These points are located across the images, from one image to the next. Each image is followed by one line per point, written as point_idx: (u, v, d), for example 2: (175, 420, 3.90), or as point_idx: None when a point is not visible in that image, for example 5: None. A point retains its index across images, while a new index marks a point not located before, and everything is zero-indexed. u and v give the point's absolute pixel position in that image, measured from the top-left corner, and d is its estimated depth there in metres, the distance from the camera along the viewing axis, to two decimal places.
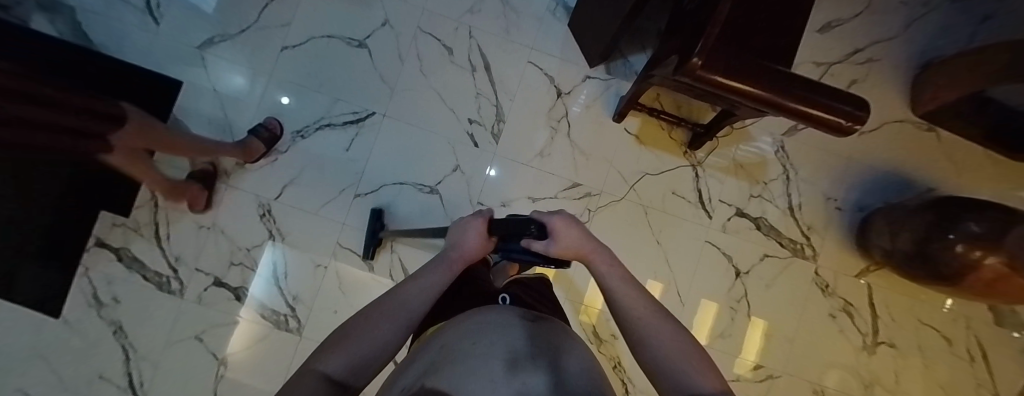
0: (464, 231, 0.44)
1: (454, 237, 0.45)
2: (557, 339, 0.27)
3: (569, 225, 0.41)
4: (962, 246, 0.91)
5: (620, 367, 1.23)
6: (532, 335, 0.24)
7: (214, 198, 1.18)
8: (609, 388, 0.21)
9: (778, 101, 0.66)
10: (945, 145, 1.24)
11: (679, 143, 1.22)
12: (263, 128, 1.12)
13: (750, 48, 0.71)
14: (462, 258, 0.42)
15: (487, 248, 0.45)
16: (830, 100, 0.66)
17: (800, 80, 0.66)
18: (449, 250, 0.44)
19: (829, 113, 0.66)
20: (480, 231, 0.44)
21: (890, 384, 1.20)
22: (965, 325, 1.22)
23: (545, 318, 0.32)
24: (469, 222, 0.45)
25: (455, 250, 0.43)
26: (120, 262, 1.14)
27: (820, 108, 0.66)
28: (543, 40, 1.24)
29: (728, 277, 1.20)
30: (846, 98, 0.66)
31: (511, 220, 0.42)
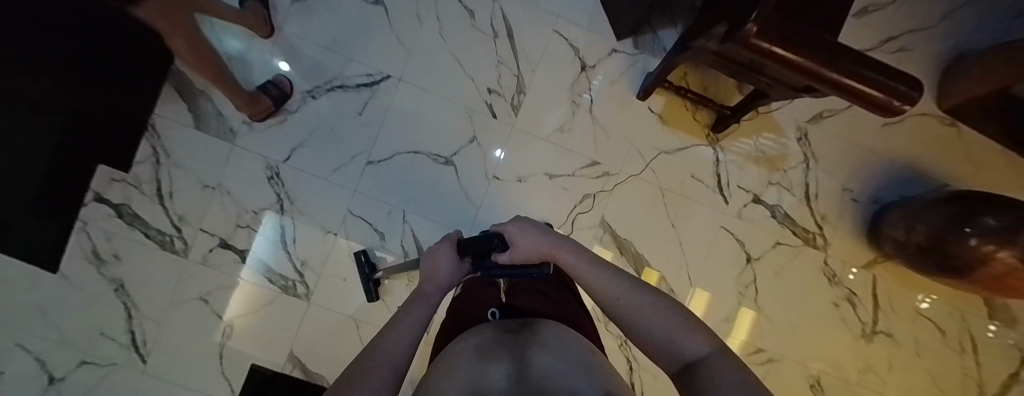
0: (436, 259, 0.50)
1: (429, 267, 0.50)
2: (531, 336, 0.36)
3: (522, 233, 0.47)
4: (975, 240, 0.91)
5: (626, 346, 1.25)
6: (509, 345, 0.32)
7: (218, 158, 1.13)
8: (572, 363, 0.30)
9: (824, 76, 0.63)
10: (965, 142, 1.24)
11: (702, 125, 1.20)
12: (273, 86, 1.08)
13: (804, 16, 0.66)
14: (433, 284, 0.48)
15: (460, 271, 0.52)
16: (884, 78, 0.63)
17: (852, 54, 0.63)
18: (425, 283, 0.48)
19: (879, 91, 0.63)
20: (450, 250, 0.51)
21: (882, 371, 1.25)
22: (959, 318, 1.26)
23: (528, 324, 0.41)
24: (440, 247, 0.52)
25: (431, 282, 0.48)
26: (120, 218, 1.11)
27: (871, 85, 0.63)
28: (569, 8, 1.18)
29: (740, 262, 1.21)
30: (900, 76, 0.63)
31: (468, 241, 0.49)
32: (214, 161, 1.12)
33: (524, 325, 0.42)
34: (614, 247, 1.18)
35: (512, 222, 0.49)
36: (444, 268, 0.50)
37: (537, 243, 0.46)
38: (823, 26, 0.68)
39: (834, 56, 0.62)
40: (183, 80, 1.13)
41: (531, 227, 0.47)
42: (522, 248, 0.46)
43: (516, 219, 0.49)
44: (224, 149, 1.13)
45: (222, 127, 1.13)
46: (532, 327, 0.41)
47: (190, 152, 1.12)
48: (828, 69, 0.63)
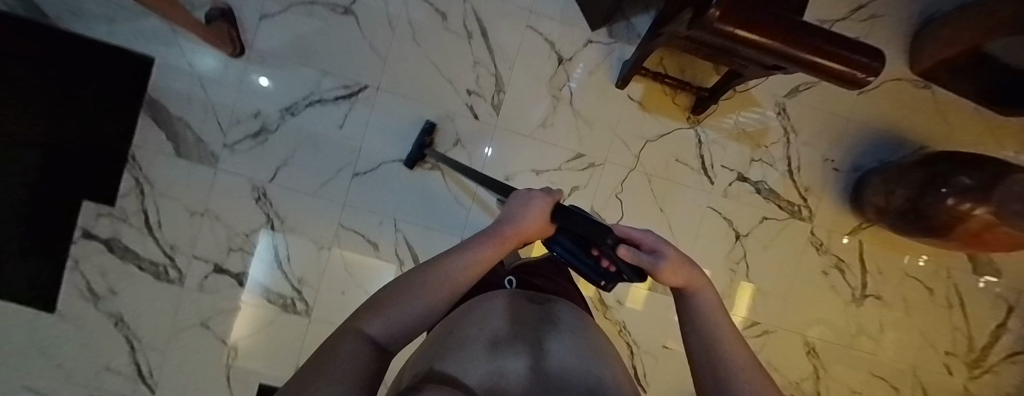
0: (526, 205, 0.45)
1: (515, 210, 0.45)
2: (544, 319, 0.35)
3: (667, 255, 0.41)
4: (953, 199, 0.95)
5: (625, 331, 1.28)
6: (520, 324, 0.31)
7: (203, 184, 1.12)
8: (598, 364, 0.27)
9: (792, 54, 0.64)
10: (939, 103, 1.26)
11: (682, 108, 1.20)
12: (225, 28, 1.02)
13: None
14: (515, 232, 0.43)
15: (540, 233, 0.46)
16: (850, 52, 0.64)
17: (820, 32, 0.64)
18: (505, 222, 0.44)
19: (845, 65, 0.65)
20: (546, 206, 0.46)
21: (874, 332, 1.29)
22: (945, 275, 1.29)
23: (550, 302, 0.42)
24: (534, 198, 0.46)
25: (511, 225, 0.43)
26: (112, 253, 1.10)
27: (836, 60, 0.64)
28: (542, 2, 1.17)
29: (729, 240, 1.24)
30: (862, 49, 0.65)
31: (596, 223, 0.45)
32: (200, 188, 1.12)
33: (546, 300, 0.43)
34: None
35: (655, 235, 0.44)
36: (532, 223, 0.45)
37: (675, 270, 0.40)
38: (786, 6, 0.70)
39: (806, 34, 0.63)
40: (158, 107, 1.09)
41: (682, 261, 0.41)
42: (651, 268, 0.40)
43: (671, 245, 0.43)
44: (208, 173, 1.12)
45: (203, 152, 1.11)
46: (551, 309, 0.39)
47: (173, 180, 1.11)
48: (800, 49, 0.64)
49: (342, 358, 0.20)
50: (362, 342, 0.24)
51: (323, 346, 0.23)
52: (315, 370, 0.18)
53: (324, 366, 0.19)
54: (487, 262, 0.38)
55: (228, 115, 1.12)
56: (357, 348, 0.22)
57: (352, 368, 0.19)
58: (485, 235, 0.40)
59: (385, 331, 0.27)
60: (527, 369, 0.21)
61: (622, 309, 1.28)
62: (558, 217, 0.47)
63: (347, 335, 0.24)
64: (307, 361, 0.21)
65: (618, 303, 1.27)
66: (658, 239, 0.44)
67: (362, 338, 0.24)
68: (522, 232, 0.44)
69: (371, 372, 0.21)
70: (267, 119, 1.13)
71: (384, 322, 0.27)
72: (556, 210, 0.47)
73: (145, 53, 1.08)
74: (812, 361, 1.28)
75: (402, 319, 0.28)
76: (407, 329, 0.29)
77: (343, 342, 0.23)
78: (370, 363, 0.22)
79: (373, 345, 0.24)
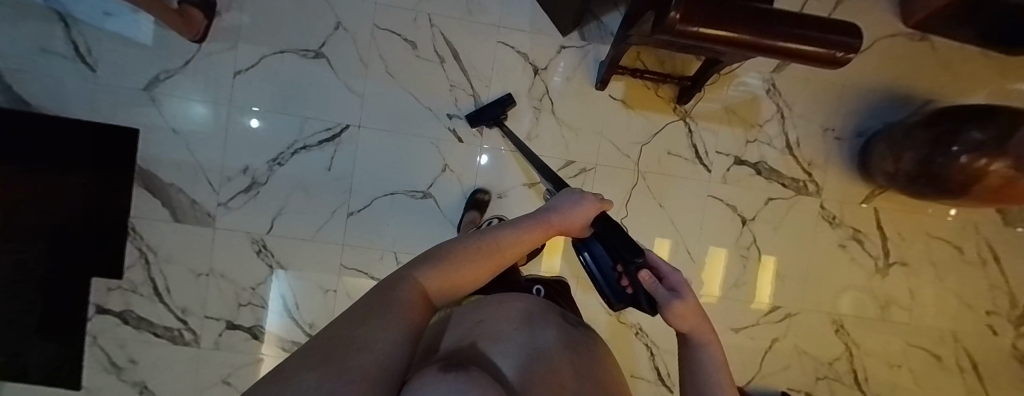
0: (576, 203, 0.55)
1: (563, 206, 0.54)
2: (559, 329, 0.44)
3: (683, 296, 0.49)
4: (966, 157, 0.90)
5: (642, 333, 1.24)
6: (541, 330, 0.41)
7: (203, 246, 1.14)
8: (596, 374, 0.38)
9: (763, 44, 0.63)
10: (940, 54, 1.19)
11: (667, 100, 1.17)
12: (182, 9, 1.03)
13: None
14: (554, 225, 0.52)
15: (580, 232, 0.56)
16: (825, 36, 0.63)
17: (789, 19, 0.63)
18: (554, 210, 0.54)
19: (819, 46, 0.63)
20: (593, 211, 0.55)
21: (905, 301, 1.23)
22: (974, 232, 1.22)
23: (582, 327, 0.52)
24: (586, 200, 0.56)
25: (559, 215, 0.53)
26: (127, 324, 1.13)
27: (809, 43, 0.63)
28: (508, 16, 1.15)
29: (736, 226, 1.20)
30: (836, 27, 0.63)
31: (630, 241, 0.50)
32: (201, 248, 1.14)
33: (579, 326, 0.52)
34: None
35: (681, 276, 0.51)
36: (574, 221, 0.54)
37: (687, 312, 0.48)
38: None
39: (779, 23, 0.62)
40: (150, 176, 1.12)
41: (694, 306, 0.49)
42: (666, 304, 0.48)
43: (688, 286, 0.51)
44: (206, 234, 1.14)
45: (199, 214, 1.13)
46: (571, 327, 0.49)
47: (173, 245, 1.13)
48: (774, 38, 0.62)
49: (396, 301, 0.30)
50: (412, 288, 0.33)
51: (388, 281, 0.34)
52: (378, 307, 0.28)
53: (384, 303, 0.29)
54: (521, 246, 0.47)
55: (218, 175, 1.13)
56: (408, 293, 0.32)
57: (401, 310, 0.29)
58: (529, 221, 0.50)
59: (431, 285, 0.37)
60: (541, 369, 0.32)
61: (636, 311, 1.24)
62: (597, 224, 0.55)
63: (406, 278, 0.35)
64: (376, 290, 0.32)
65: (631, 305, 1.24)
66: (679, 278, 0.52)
67: (414, 285, 0.34)
68: (562, 225, 0.53)
69: (413, 314, 0.30)
70: (256, 173, 1.14)
71: (433, 277, 0.37)
72: (598, 218, 0.56)
73: (128, 125, 1.11)
74: (842, 339, 1.23)
75: (447, 277, 0.38)
76: (446, 287, 0.38)
77: (401, 285, 0.33)
78: (414, 308, 0.31)
79: (420, 291, 0.34)
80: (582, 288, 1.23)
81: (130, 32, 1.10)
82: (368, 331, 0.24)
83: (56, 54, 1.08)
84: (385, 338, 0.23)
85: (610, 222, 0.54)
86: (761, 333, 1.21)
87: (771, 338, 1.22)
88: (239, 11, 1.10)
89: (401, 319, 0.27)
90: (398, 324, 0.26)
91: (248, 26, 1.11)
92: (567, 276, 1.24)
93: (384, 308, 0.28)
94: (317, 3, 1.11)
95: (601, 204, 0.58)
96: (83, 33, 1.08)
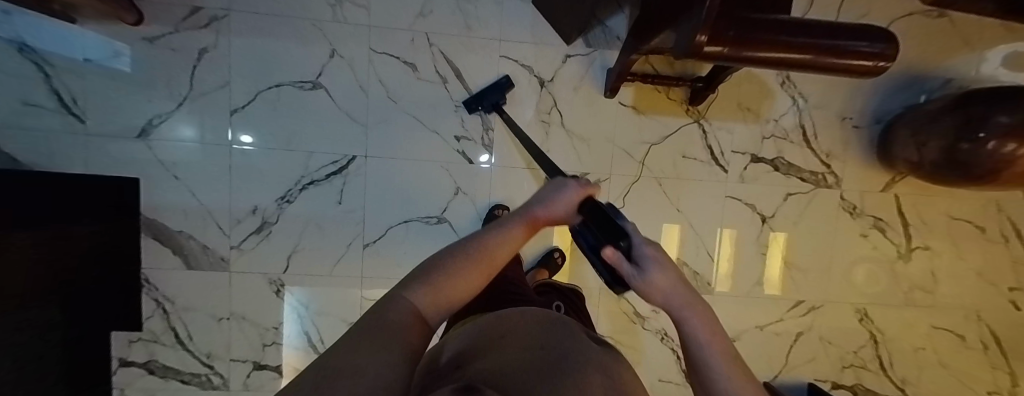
0: (560, 189, 0.45)
1: (547, 193, 0.45)
2: (571, 329, 0.41)
3: (660, 274, 0.32)
4: (994, 142, 0.87)
5: (667, 337, 1.25)
6: (553, 330, 0.39)
7: (221, 290, 1.13)
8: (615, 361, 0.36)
9: (788, 61, 0.65)
10: (959, 30, 1.15)
11: (679, 102, 1.14)
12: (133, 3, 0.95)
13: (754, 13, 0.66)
14: (543, 217, 0.43)
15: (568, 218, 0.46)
16: (856, 45, 0.63)
17: (828, 28, 0.63)
18: (539, 198, 0.45)
19: (851, 58, 0.64)
20: (577, 199, 0.44)
21: (928, 284, 1.22)
22: (995, 209, 1.21)
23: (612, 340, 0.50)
24: (569, 185, 0.45)
25: (544, 206, 0.43)
26: (153, 374, 1.14)
27: (842, 55, 0.64)
28: (509, 26, 1.11)
29: (755, 225, 1.18)
30: (875, 37, 0.64)
31: (608, 219, 0.39)
32: (218, 293, 1.13)
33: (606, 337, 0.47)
34: None
35: (664, 253, 0.35)
36: (561, 208, 0.44)
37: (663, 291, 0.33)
38: (762, 10, 0.69)
39: (814, 35, 0.62)
40: (158, 226, 1.10)
41: (673, 280, 0.33)
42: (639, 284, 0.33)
43: (664, 259, 0.34)
44: (222, 277, 1.12)
45: (212, 259, 1.12)
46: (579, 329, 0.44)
47: (191, 293, 1.12)
48: (806, 53, 0.63)
49: (387, 328, 0.26)
50: (405, 311, 0.30)
51: (379, 305, 0.31)
52: (366, 336, 0.25)
53: (374, 332, 0.25)
54: (512, 244, 0.41)
55: (226, 218, 1.11)
56: (398, 317, 0.28)
57: (394, 335, 0.25)
58: (515, 216, 0.43)
59: (426, 304, 0.32)
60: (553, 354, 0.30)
61: (661, 317, 1.24)
62: (584, 209, 0.44)
63: (395, 302, 0.31)
64: (364, 318, 0.28)
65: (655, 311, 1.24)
66: (657, 249, 0.35)
67: (406, 307, 0.31)
68: (546, 217, 0.44)
69: (408, 337, 0.26)
70: (266, 212, 1.12)
71: (425, 295, 0.33)
72: (587, 204, 0.44)
73: (128, 175, 1.07)
74: (866, 327, 1.23)
75: (441, 291, 0.34)
76: (443, 303, 0.34)
77: (391, 309, 0.30)
78: (408, 332, 0.27)
79: (414, 313, 0.31)
80: (604, 298, 1.22)
81: (115, 77, 1.04)
82: (359, 357, 0.21)
83: (39, 107, 1.02)
84: (382, 362, 0.20)
85: (598, 205, 0.42)
86: (787, 329, 1.22)
87: (796, 332, 1.22)
88: (228, 46, 1.05)
89: (395, 345, 0.24)
90: (395, 350, 0.23)
91: (239, 61, 1.06)
92: (586, 287, 1.22)
93: (374, 336, 0.24)
94: (309, 31, 1.07)
95: (588, 189, 0.47)
96: (65, 81, 1.03)
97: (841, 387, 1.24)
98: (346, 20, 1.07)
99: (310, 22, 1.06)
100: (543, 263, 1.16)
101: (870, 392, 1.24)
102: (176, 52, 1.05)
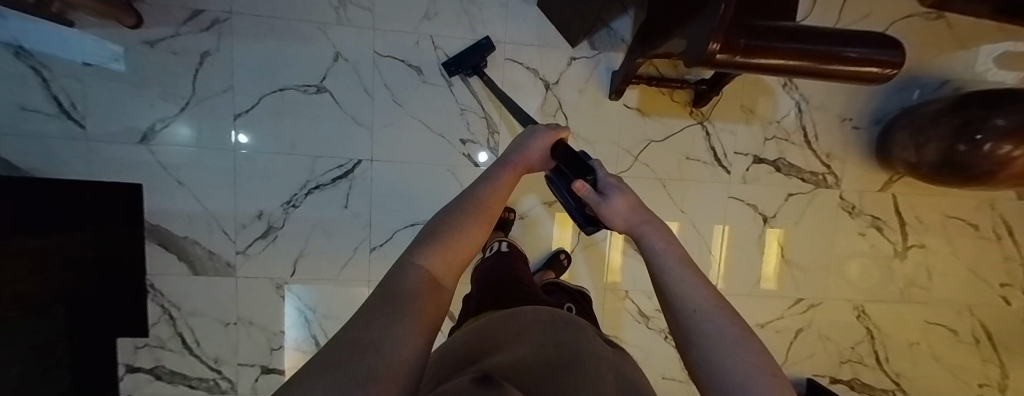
0: (533, 140, 0.50)
1: (519, 144, 0.50)
2: (577, 329, 0.42)
3: (616, 196, 0.41)
4: (990, 144, 0.89)
5: (671, 335, 1.27)
6: (562, 330, 0.39)
7: (227, 295, 1.13)
8: (628, 365, 0.37)
9: (797, 68, 0.66)
10: (957, 32, 1.16)
11: (683, 104, 1.15)
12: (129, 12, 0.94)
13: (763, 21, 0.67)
14: (521, 164, 0.48)
15: (542, 165, 0.52)
16: (866, 52, 0.65)
17: (838, 36, 0.65)
18: (515, 150, 0.49)
19: (859, 66, 0.66)
20: (548, 144, 0.51)
21: (923, 280, 1.26)
22: (989, 207, 1.24)
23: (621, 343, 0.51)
24: (538, 131, 0.52)
25: (520, 154, 0.48)
26: (160, 379, 1.14)
27: (850, 63, 0.65)
28: (515, 29, 1.10)
29: (757, 225, 1.20)
30: (884, 45, 0.65)
31: (577, 158, 0.46)
32: (224, 298, 1.13)
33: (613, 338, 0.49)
34: (619, 246, 1.23)
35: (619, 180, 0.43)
36: (535, 153, 0.50)
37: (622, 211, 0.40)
38: (771, 18, 0.70)
39: (825, 43, 0.64)
40: (162, 232, 1.09)
41: (631, 200, 0.41)
42: (602, 206, 0.41)
43: (622, 186, 0.42)
44: (229, 282, 1.12)
45: (218, 264, 1.11)
46: (584, 326, 0.45)
47: (197, 298, 1.12)
48: (815, 61, 0.64)
49: (401, 297, 0.27)
50: (418, 278, 0.30)
51: (391, 274, 0.31)
52: (382, 306, 0.25)
53: (388, 302, 0.26)
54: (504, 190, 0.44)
55: (231, 223, 1.11)
56: (410, 283, 0.29)
57: (409, 304, 0.26)
58: (498, 166, 0.47)
59: (438, 266, 0.32)
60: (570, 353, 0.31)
61: (664, 316, 1.26)
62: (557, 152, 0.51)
63: (407, 268, 0.31)
64: (378, 289, 0.29)
65: (658, 311, 1.26)
66: (618, 181, 0.43)
67: (417, 271, 0.31)
68: (525, 162, 0.49)
69: (424, 308, 0.27)
70: (271, 217, 1.11)
71: (436, 257, 0.33)
72: (559, 147, 0.51)
73: (130, 180, 1.06)
74: (864, 323, 1.26)
75: (449, 249, 0.34)
76: (454, 262, 0.34)
77: (402, 276, 0.30)
78: (422, 300, 0.28)
79: (427, 277, 0.31)
80: (609, 299, 1.24)
81: (115, 81, 1.03)
82: (375, 333, 0.22)
83: (38, 112, 1.01)
84: (397, 342, 0.21)
85: (570, 150, 0.48)
86: (786, 326, 1.24)
87: (795, 330, 1.25)
88: (231, 50, 1.04)
89: (410, 317, 0.25)
90: (409, 323, 0.24)
91: (242, 65, 1.05)
92: (591, 288, 1.23)
93: (390, 306, 0.25)
94: (312, 34, 1.06)
95: (559, 134, 0.53)
96: (64, 86, 1.01)
97: (838, 382, 1.28)
98: (350, 23, 1.06)
99: (314, 25, 1.05)
100: (549, 264, 1.17)
101: (867, 386, 1.28)
102: (178, 56, 1.03)
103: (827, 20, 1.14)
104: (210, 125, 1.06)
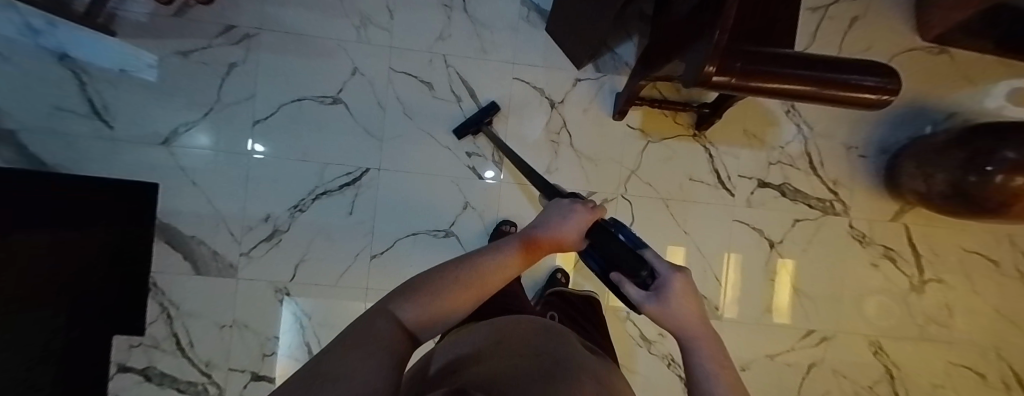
0: (566, 218, 0.45)
1: (551, 218, 0.46)
2: (558, 337, 0.41)
3: (666, 304, 0.38)
4: (1001, 176, 0.88)
5: (674, 363, 1.22)
6: (543, 339, 0.38)
7: (227, 298, 1.13)
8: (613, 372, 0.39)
9: (793, 91, 0.67)
10: (959, 66, 1.18)
11: (685, 126, 1.17)
12: None
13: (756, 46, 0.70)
14: (546, 240, 0.43)
15: (575, 244, 0.47)
16: (862, 79, 0.66)
17: (835, 63, 0.66)
18: (543, 226, 0.45)
19: (859, 90, 0.67)
20: (583, 225, 0.45)
21: (943, 317, 1.19)
22: (1008, 243, 1.20)
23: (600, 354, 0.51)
24: (575, 209, 0.46)
25: (547, 231, 0.44)
26: (150, 381, 1.12)
27: (849, 89, 0.67)
28: (524, 52, 1.16)
29: (763, 250, 1.18)
30: (878, 71, 0.67)
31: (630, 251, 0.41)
32: (223, 300, 1.13)
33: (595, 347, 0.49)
34: None
35: (675, 284, 0.38)
36: (567, 232, 0.45)
37: (677, 317, 0.38)
38: (767, 43, 0.73)
39: (821, 69, 0.65)
40: (172, 230, 1.11)
41: (679, 309, 0.38)
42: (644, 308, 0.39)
43: (680, 290, 0.38)
44: (229, 283, 1.13)
45: (221, 266, 1.13)
46: (566, 332, 0.45)
47: (196, 299, 1.12)
48: (808, 85, 0.66)
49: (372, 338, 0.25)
50: (393, 323, 0.29)
51: (365, 315, 0.29)
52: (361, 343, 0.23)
53: (357, 340, 0.24)
54: (512, 269, 0.40)
55: (238, 226, 1.13)
56: (384, 328, 0.27)
57: (380, 343, 0.24)
58: (514, 236, 0.43)
59: (412, 319, 0.31)
60: (556, 363, 0.30)
61: (666, 342, 1.21)
62: (593, 233, 0.46)
63: (381, 314, 0.30)
64: (348, 329, 0.27)
65: (661, 335, 1.21)
66: (672, 280, 0.39)
67: (391, 321, 0.29)
68: (548, 242, 0.44)
69: (398, 347, 0.25)
70: (278, 220, 1.13)
71: (412, 309, 0.32)
72: (595, 226, 0.46)
73: (147, 179, 1.10)
74: (881, 361, 1.19)
75: (426, 307, 0.33)
76: (428, 318, 0.33)
77: (375, 320, 0.28)
78: (396, 343, 0.26)
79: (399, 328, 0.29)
80: (608, 321, 1.20)
81: (146, 86, 1.10)
82: (350, 360, 0.19)
83: (71, 112, 1.07)
84: (373, 364, 0.19)
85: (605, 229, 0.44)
86: (797, 359, 1.18)
87: (807, 364, 1.18)
88: (255, 60, 1.11)
89: (388, 351, 0.23)
90: (385, 356, 0.22)
91: (263, 76, 1.12)
92: None
93: (359, 343, 0.24)
94: (333, 50, 1.13)
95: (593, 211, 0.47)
96: (100, 91, 1.08)
97: None
98: (369, 41, 1.13)
99: (334, 42, 1.13)
100: (549, 282, 1.15)
101: None
102: (207, 65, 1.10)
103: (827, 51, 1.17)
104: (228, 130, 1.11)
